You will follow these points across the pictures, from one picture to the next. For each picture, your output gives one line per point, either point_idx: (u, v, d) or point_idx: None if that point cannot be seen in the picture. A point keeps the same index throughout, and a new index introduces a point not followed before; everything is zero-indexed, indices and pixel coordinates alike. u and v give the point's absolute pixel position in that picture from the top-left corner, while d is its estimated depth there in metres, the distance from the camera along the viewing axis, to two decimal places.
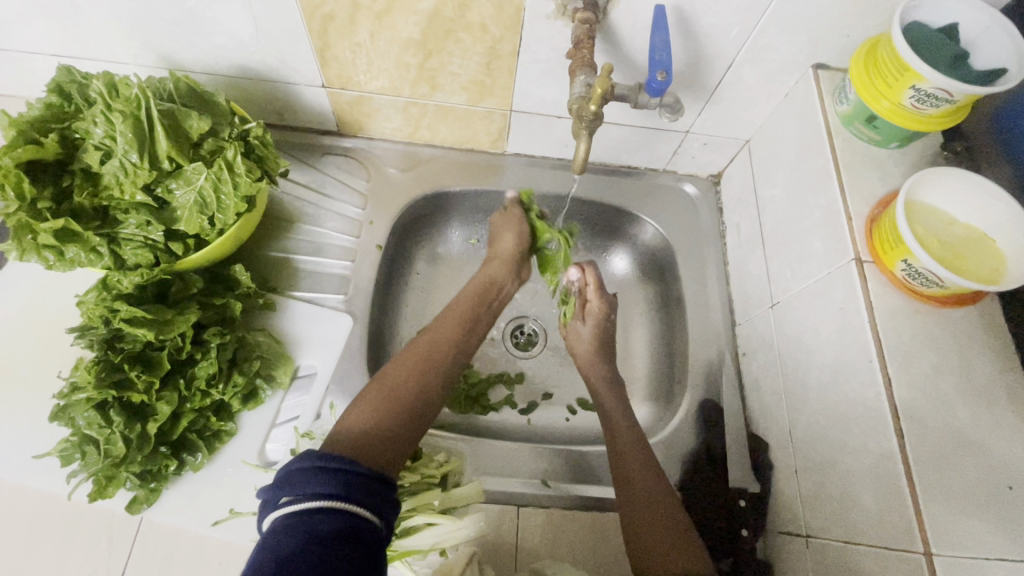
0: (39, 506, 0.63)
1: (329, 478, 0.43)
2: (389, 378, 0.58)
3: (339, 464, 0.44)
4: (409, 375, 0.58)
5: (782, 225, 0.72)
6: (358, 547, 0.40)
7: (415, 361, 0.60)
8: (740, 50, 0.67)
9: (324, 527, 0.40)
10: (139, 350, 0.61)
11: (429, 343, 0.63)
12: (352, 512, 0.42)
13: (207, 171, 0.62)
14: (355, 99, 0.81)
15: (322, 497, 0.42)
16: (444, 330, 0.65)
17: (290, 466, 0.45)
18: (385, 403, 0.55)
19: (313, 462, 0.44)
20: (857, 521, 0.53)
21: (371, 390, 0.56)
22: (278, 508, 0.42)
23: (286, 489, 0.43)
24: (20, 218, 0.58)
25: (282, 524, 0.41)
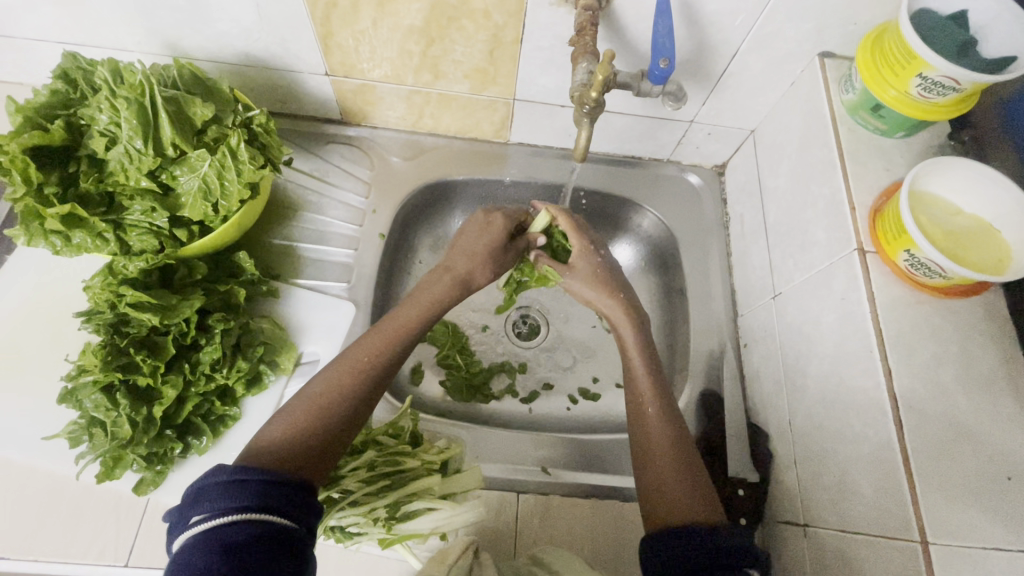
0: (47, 487, 0.64)
1: (241, 490, 0.44)
2: (310, 393, 0.56)
3: (249, 477, 0.44)
4: (333, 390, 0.56)
5: (786, 216, 0.71)
6: (276, 552, 0.42)
7: (344, 372, 0.58)
8: (745, 38, 0.67)
9: (239, 537, 0.41)
10: (145, 335, 0.62)
11: (362, 350, 0.60)
12: (268, 520, 0.43)
13: (211, 158, 0.63)
14: (358, 87, 0.81)
15: (233, 511, 0.43)
16: (383, 335, 0.62)
17: (198, 483, 0.45)
18: (303, 420, 0.53)
19: (222, 478, 0.44)
20: (855, 510, 0.53)
21: (296, 404, 0.55)
22: (188, 528, 0.43)
23: (195, 507, 0.43)
24: (28, 204, 0.58)
25: (192, 544, 0.42)
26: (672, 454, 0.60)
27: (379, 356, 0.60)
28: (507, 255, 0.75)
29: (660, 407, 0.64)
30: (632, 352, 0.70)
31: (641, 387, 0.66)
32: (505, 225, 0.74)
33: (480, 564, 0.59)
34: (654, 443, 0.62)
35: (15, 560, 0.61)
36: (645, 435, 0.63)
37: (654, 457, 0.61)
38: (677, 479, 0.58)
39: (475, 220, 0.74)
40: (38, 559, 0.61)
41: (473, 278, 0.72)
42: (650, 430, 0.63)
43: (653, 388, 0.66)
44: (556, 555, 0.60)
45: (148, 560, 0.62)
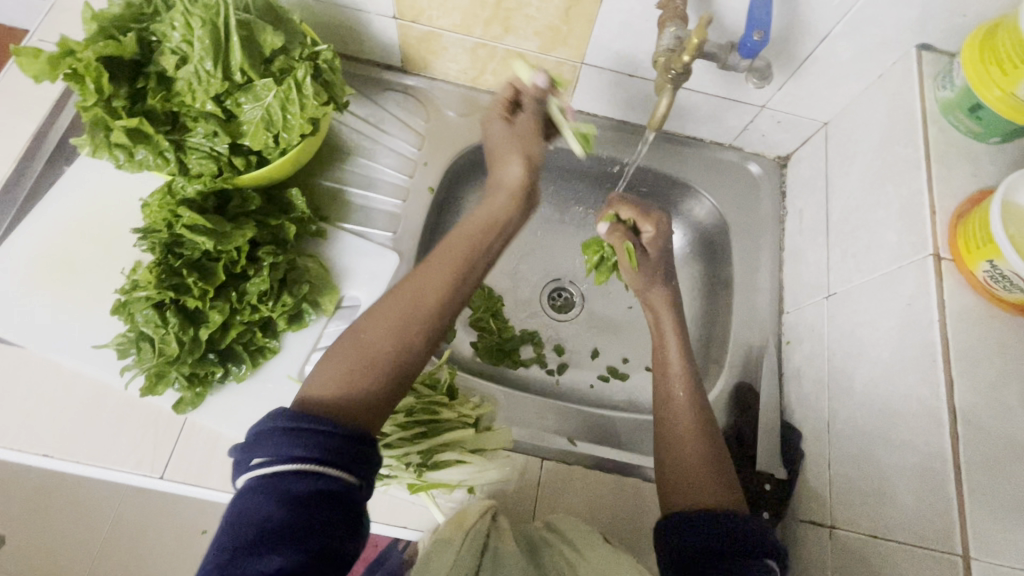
0: (92, 395, 0.66)
1: (308, 440, 0.42)
2: (354, 345, 0.51)
3: (309, 425, 0.43)
4: (386, 333, 0.51)
5: (853, 214, 0.68)
6: (336, 508, 0.40)
7: (391, 324, 0.52)
8: (839, 21, 0.63)
9: (301, 489, 0.40)
10: (197, 258, 0.62)
11: (410, 303, 0.53)
12: (332, 474, 0.41)
13: (276, 89, 0.62)
14: (424, 35, 0.79)
15: (297, 460, 0.41)
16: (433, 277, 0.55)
17: (258, 427, 0.44)
18: (350, 371, 0.49)
19: (283, 424, 0.42)
20: (892, 518, 0.52)
21: (341, 349, 0.51)
22: (251, 469, 0.42)
23: (257, 449, 0.42)
24: (96, 114, 0.58)
25: (255, 484, 0.41)
26: (701, 451, 0.59)
27: (429, 309, 0.53)
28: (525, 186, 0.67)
29: (690, 397, 0.63)
30: (670, 352, 0.67)
31: (674, 383, 0.64)
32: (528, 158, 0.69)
33: (496, 527, 0.60)
34: (685, 431, 0.61)
35: (58, 459, 0.63)
36: (671, 426, 0.61)
37: (676, 447, 0.60)
38: (707, 469, 0.57)
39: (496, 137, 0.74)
40: (78, 460, 0.63)
41: (499, 217, 0.64)
42: (680, 418, 0.62)
43: (687, 380, 0.64)
44: (570, 523, 0.60)
45: (183, 476, 0.64)
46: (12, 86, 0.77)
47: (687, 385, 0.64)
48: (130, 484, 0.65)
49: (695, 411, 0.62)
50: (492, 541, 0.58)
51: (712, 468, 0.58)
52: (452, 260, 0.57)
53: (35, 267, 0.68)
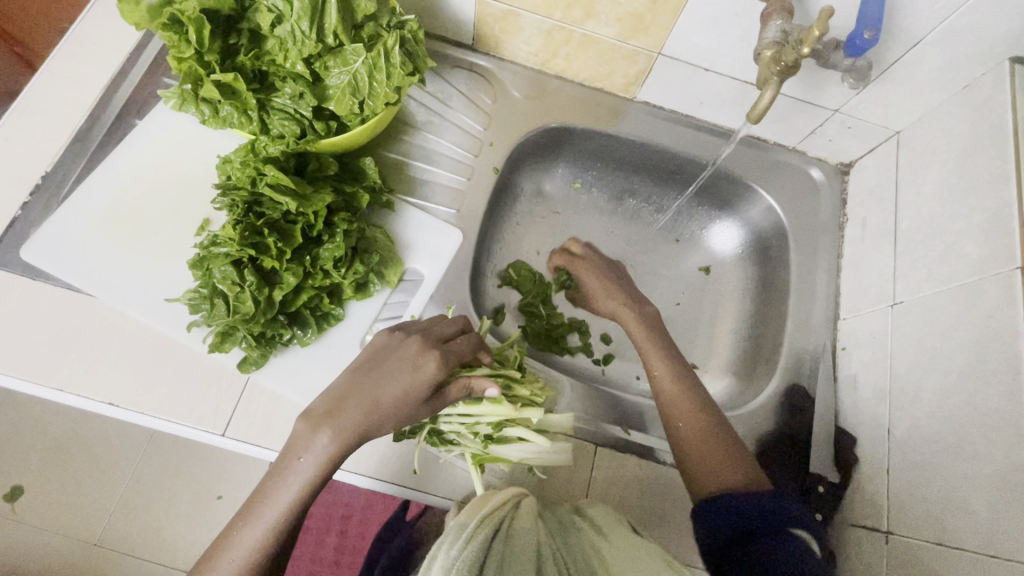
0: (158, 348, 0.66)
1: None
2: (252, 509, 0.52)
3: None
4: (263, 518, 0.52)
5: (926, 224, 0.68)
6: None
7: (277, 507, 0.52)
8: (935, 27, 0.63)
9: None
10: (275, 219, 0.62)
11: (289, 482, 0.52)
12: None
13: (366, 55, 0.62)
14: (503, 14, 0.78)
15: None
16: (299, 455, 0.52)
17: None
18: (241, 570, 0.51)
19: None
20: (960, 527, 0.52)
21: (270, 482, 0.53)
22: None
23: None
24: (190, 66, 0.58)
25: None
26: (703, 427, 0.63)
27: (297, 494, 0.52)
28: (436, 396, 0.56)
29: (691, 401, 0.65)
30: (659, 364, 0.69)
31: (670, 397, 0.66)
32: (436, 372, 0.54)
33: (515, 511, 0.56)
34: (686, 421, 0.64)
35: (122, 408, 0.63)
36: (678, 434, 0.64)
37: (686, 448, 0.63)
38: (721, 455, 0.61)
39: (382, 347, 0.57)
40: (143, 411, 0.64)
41: (370, 435, 0.53)
42: (683, 428, 0.64)
43: (681, 388, 0.66)
44: (600, 510, 0.61)
45: (244, 435, 0.64)
46: (89, 34, 0.77)
47: (682, 393, 0.66)
48: (190, 438, 0.65)
49: (696, 411, 0.65)
50: (506, 525, 0.54)
51: (731, 451, 0.62)
52: (324, 432, 0.52)
53: (109, 215, 0.69)
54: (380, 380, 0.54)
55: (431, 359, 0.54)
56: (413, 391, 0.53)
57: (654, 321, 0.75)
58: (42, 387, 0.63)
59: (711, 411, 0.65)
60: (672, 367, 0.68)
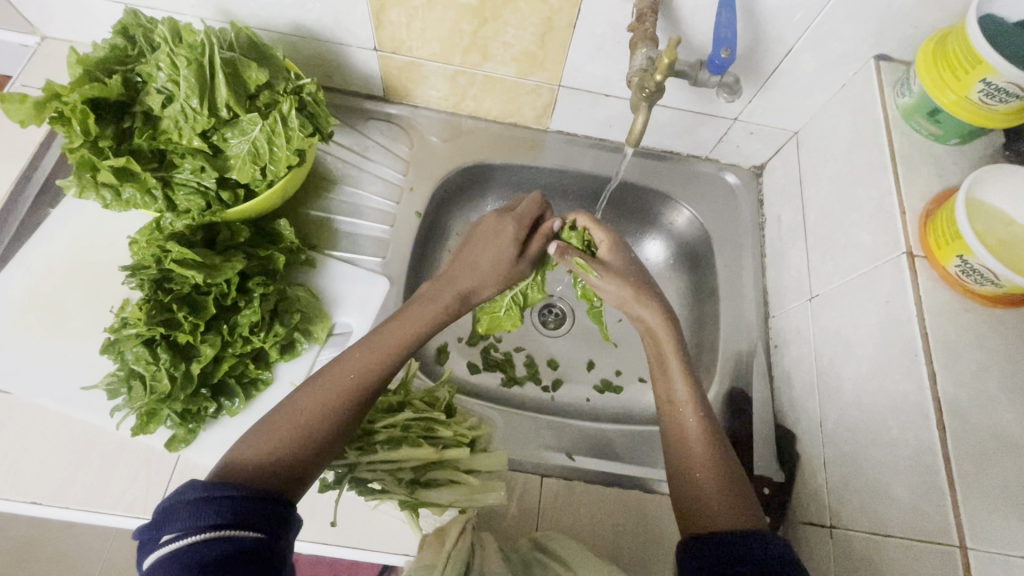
0: (81, 438, 0.65)
1: (212, 508, 0.44)
2: (319, 384, 0.55)
3: (222, 494, 0.45)
4: (294, 427, 0.52)
5: (828, 217, 0.71)
6: (257, 564, 0.43)
7: (350, 376, 0.56)
8: (800, 36, 0.66)
9: (212, 554, 0.42)
10: (187, 292, 0.62)
11: (324, 401, 0.54)
12: (242, 534, 0.44)
13: (263, 123, 0.64)
14: (405, 65, 0.81)
15: (202, 530, 0.43)
16: (348, 372, 0.56)
17: (171, 500, 0.45)
18: (288, 439, 0.51)
19: (194, 495, 0.44)
20: (889, 514, 0.53)
21: (296, 403, 0.54)
22: (161, 546, 0.43)
23: (169, 524, 0.44)
24: (83, 155, 0.59)
25: (167, 559, 0.42)
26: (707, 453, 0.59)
27: (370, 378, 0.57)
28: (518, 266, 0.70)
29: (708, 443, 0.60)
30: (677, 381, 0.64)
31: (687, 420, 0.61)
32: (516, 234, 0.70)
33: (479, 547, 0.57)
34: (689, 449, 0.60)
35: (46, 506, 0.62)
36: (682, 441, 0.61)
37: (689, 465, 0.59)
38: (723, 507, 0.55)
39: (488, 227, 0.70)
40: (67, 505, 0.62)
41: (475, 290, 0.67)
42: (695, 462, 0.59)
43: (703, 423, 0.61)
44: (555, 540, 0.59)
45: None
46: None
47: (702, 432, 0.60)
48: (125, 527, 0.63)
49: (714, 454, 0.59)
50: (477, 561, 0.55)
51: (735, 487, 0.57)
52: (387, 350, 0.59)
53: (21, 309, 0.68)
54: (480, 259, 0.68)
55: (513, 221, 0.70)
56: (505, 246, 0.69)
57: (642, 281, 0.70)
58: None
59: (721, 451, 0.60)
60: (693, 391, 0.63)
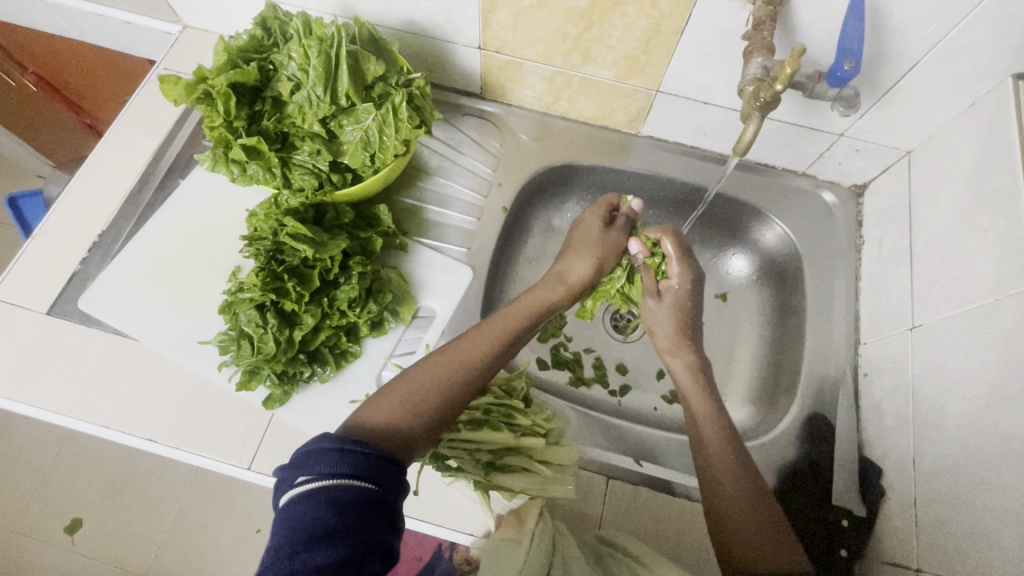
0: (193, 387, 0.72)
1: (344, 458, 0.46)
2: (431, 361, 0.60)
3: (354, 447, 0.47)
4: (419, 393, 0.56)
5: (940, 245, 0.67)
6: (382, 516, 0.46)
7: (461, 354, 0.60)
8: (928, 50, 0.63)
9: (347, 498, 0.44)
10: (295, 265, 0.67)
11: (443, 372, 0.58)
12: (370, 486, 0.46)
13: (376, 112, 0.68)
14: (506, 64, 0.83)
15: (337, 476, 0.45)
16: (464, 350, 0.61)
17: (304, 446, 0.47)
18: (413, 404, 0.55)
19: (332, 444, 0.47)
20: (991, 565, 0.50)
21: (417, 373, 0.58)
22: (294, 487, 0.46)
23: (304, 468, 0.46)
24: (220, 132, 0.66)
25: (301, 500, 0.45)
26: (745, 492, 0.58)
27: (479, 358, 0.60)
28: (609, 239, 0.75)
29: (734, 472, 0.59)
30: (700, 408, 0.66)
31: (711, 449, 0.61)
32: (599, 215, 0.76)
33: (557, 531, 0.59)
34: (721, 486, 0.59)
35: (160, 444, 0.69)
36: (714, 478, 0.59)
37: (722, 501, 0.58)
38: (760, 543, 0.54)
39: (578, 220, 0.78)
40: (177, 446, 0.68)
41: (570, 271, 0.73)
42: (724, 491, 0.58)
43: (726, 447, 0.61)
44: (625, 539, 0.59)
45: (268, 468, 0.68)
46: (141, 108, 0.87)
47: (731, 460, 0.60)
48: (222, 472, 0.69)
49: (741, 482, 0.58)
50: (558, 544, 0.57)
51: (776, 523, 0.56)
52: (499, 331, 0.64)
53: (152, 267, 0.76)
54: (577, 248, 0.75)
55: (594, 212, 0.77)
56: (592, 231, 0.75)
57: (688, 313, 0.74)
58: (92, 425, 0.69)
59: (760, 487, 0.59)
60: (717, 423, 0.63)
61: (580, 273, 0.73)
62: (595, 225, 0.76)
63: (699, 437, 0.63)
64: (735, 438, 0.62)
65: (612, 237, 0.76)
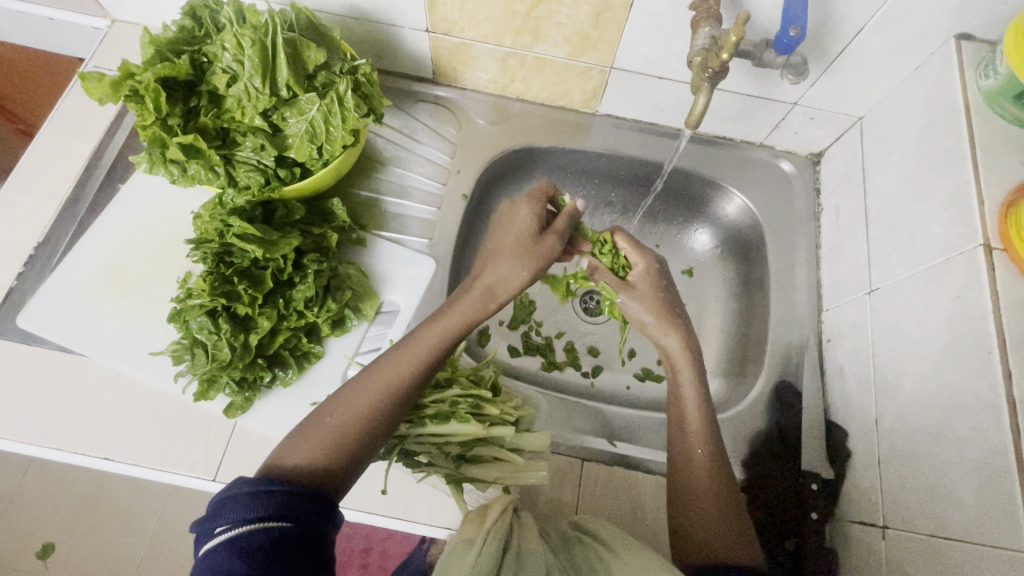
0: (149, 401, 0.69)
1: (260, 501, 0.47)
2: (356, 386, 0.57)
3: (269, 487, 0.48)
4: (332, 429, 0.54)
5: (893, 209, 0.68)
6: (306, 551, 0.46)
7: (385, 378, 0.57)
8: (873, 15, 0.63)
9: (263, 541, 0.45)
10: (246, 266, 0.65)
11: (356, 404, 0.56)
12: (288, 525, 0.46)
13: (320, 103, 0.65)
14: (456, 46, 0.81)
15: (252, 520, 0.46)
16: (377, 378, 0.57)
17: (222, 495, 0.48)
18: (327, 443, 0.53)
19: (247, 489, 0.47)
20: (950, 516, 0.51)
21: (332, 407, 0.56)
22: (214, 536, 0.46)
23: (223, 516, 0.46)
24: (154, 132, 0.62)
25: (219, 549, 0.45)
26: (714, 494, 0.58)
27: (409, 377, 0.58)
28: (542, 241, 0.66)
29: (712, 457, 0.60)
30: (688, 400, 0.63)
31: (692, 443, 0.61)
32: (530, 211, 0.68)
33: (518, 526, 0.58)
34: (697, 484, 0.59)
35: (117, 462, 0.66)
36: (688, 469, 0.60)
37: (693, 499, 0.58)
38: (712, 521, 0.57)
39: (504, 214, 0.69)
40: (136, 463, 0.66)
41: (502, 283, 0.63)
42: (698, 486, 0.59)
43: (705, 438, 0.61)
44: (598, 524, 0.59)
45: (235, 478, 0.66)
46: (71, 111, 0.82)
47: (707, 441, 0.60)
48: (187, 486, 0.67)
49: (718, 481, 0.59)
50: (514, 542, 0.55)
51: (737, 522, 0.57)
52: (419, 353, 0.59)
53: (95, 279, 0.72)
54: (507, 249, 0.65)
55: (527, 205, 0.68)
56: (525, 232, 0.66)
57: (668, 302, 0.69)
58: (41, 448, 0.66)
59: (729, 488, 0.59)
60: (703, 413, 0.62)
61: (516, 281, 0.63)
62: (528, 224, 0.66)
63: (682, 425, 0.62)
64: (717, 435, 0.62)
65: (548, 239, 0.66)
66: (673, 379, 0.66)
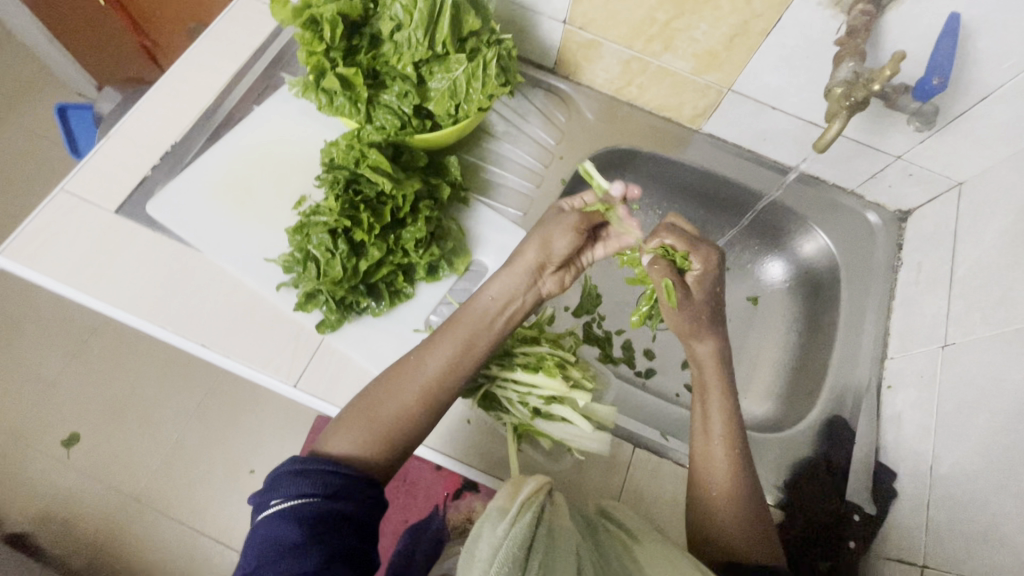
0: (248, 303, 0.74)
1: (307, 479, 0.51)
2: (387, 377, 0.60)
3: (313, 469, 0.52)
4: (370, 415, 0.57)
5: (982, 272, 0.70)
6: (348, 525, 0.51)
7: (414, 367, 0.60)
8: (1002, 84, 0.66)
9: (309, 513, 0.49)
10: (370, 197, 0.70)
11: (389, 393, 0.59)
12: (332, 501, 0.51)
13: (467, 65, 0.71)
14: (587, 42, 0.86)
15: (299, 496, 0.50)
16: (408, 368, 0.60)
17: (276, 472, 0.53)
18: (368, 428, 0.57)
19: (293, 469, 0.52)
20: (999, 563, 0.53)
21: (371, 395, 0.59)
22: (269, 506, 0.51)
23: (274, 491, 0.51)
24: (318, 59, 0.68)
25: (272, 517, 0.50)
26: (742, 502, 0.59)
27: (434, 364, 0.60)
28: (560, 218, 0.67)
29: (735, 466, 0.60)
30: (714, 407, 0.63)
31: (717, 451, 0.61)
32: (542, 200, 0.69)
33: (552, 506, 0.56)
34: (723, 494, 0.60)
35: (211, 351, 0.71)
36: (712, 480, 0.60)
37: (721, 511, 0.59)
38: (740, 523, 0.58)
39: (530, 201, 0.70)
40: (228, 356, 0.71)
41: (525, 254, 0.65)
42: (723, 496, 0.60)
43: (734, 448, 0.61)
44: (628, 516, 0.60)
45: (313, 388, 0.70)
46: (225, 31, 0.89)
47: (733, 449, 0.61)
48: (267, 386, 0.71)
49: (743, 487, 0.60)
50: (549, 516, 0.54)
51: (764, 527, 0.59)
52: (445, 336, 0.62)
53: (223, 184, 0.79)
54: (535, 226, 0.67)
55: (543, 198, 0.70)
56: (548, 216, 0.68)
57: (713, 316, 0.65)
58: (146, 323, 0.71)
59: (755, 496, 0.60)
60: (728, 425, 0.62)
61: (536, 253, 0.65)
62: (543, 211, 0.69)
63: (706, 435, 0.62)
64: (741, 441, 0.62)
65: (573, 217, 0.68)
66: (699, 392, 0.64)
